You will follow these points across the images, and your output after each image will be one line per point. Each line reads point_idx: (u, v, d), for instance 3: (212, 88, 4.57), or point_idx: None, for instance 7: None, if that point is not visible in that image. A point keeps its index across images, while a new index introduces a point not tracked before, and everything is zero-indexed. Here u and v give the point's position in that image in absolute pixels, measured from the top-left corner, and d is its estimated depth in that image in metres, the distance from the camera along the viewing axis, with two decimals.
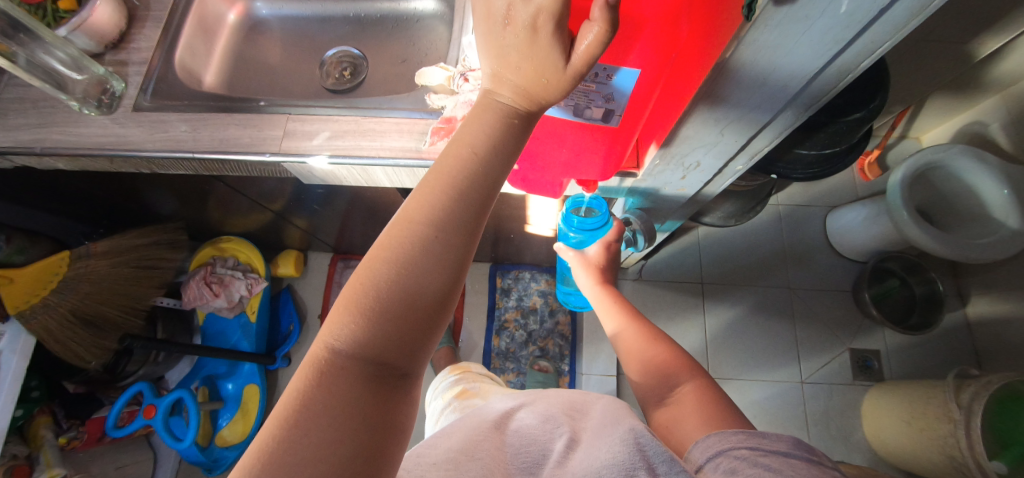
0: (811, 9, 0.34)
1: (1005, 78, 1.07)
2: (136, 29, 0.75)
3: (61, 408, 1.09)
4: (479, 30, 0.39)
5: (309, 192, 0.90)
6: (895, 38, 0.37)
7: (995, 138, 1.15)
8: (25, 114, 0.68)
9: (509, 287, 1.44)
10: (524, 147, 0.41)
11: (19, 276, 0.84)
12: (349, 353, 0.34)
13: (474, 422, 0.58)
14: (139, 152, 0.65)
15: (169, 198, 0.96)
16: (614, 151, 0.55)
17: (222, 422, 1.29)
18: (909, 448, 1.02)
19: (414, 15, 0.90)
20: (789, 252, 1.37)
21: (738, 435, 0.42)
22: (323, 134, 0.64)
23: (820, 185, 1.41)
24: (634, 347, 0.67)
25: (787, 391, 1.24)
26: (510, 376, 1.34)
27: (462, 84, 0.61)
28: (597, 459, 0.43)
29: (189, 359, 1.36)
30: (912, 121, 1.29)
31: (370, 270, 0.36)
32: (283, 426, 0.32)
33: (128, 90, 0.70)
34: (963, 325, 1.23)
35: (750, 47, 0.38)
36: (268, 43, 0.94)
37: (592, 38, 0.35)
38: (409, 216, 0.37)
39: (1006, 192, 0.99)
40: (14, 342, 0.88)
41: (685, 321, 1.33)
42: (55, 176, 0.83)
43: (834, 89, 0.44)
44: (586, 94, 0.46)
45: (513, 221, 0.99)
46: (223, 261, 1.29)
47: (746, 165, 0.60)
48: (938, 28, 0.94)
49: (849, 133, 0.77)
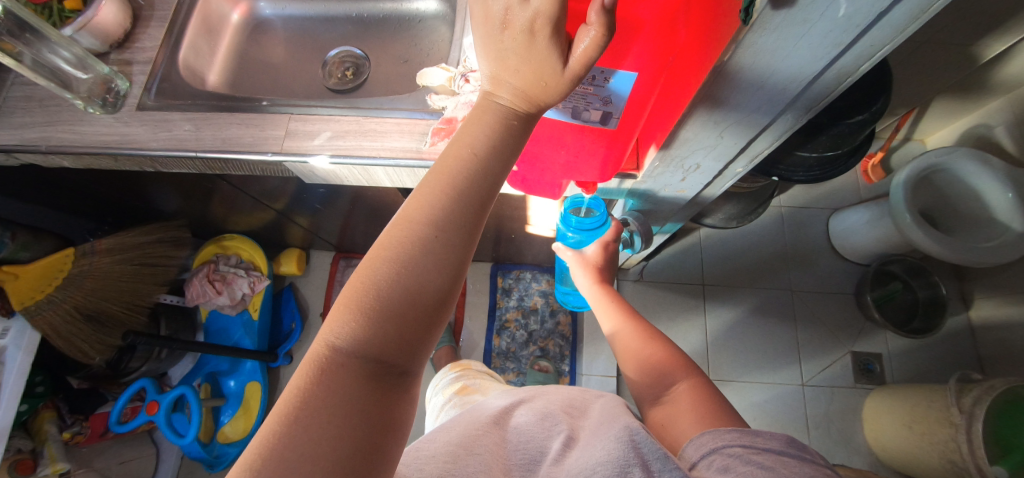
0: (810, 12, 0.34)
1: (1011, 81, 1.07)
2: (141, 29, 0.76)
3: (65, 403, 1.10)
4: (477, 33, 0.39)
5: (311, 191, 0.91)
6: (893, 42, 0.37)
7: (1000, 141, 1.15)
8: (31, 113, 0.68)
9: (509, 287, 1.44)
10: (523, 149, 0.41)
11: (25, 272, 0.86)
12: (349, 351, 0.35)
13: (473, 417, 0.58)
14: (142, 150, 0.66)
15: (173, 196, 0.96)
16: (613, 153, 0.55)
17: (223, 419, 1.31)
18: (910, 452, 1.01)
19: (416, 16, 0.90)
20: (791, 254, 1.37)
21: (732, 433, 0.42)
22: (324, 134, 0.65)
23: (822, 186, 1.40)
24: (631, 347, 0.67)
25: (787, 393, 1.24)
26: (511, 376, 1.35)
27: (463, 85, 0.61)
28: (592, 457, 0.43)
29: (191, 356, 1.38)
30: (917, 123, 1.29)
31: (370, 269, 0.36)
32: (283, 423, 0.32)
33: (133, 89, 0.70)
34: (966, 330, 1.22)
35: (749, 50, 0.38)
36: (272, 43, 0.95)
37: (588, 42, 0.35)
38: (408, 215, 0.37)
39: (1010, 196, 0.98)
40: (20, 338, 0.89)
41: (685, 322, 1.33)
42: (60, 173, 0.83)
43: (834, 92, 0.44)
44: (584, 96, 0.46)
45: (514, 221, 0.99)
46: (225, 258, 1.29)
47: (746, 167, 0.61)
48: (943, 30, 0.93)
49: (850, 136, 0.77)
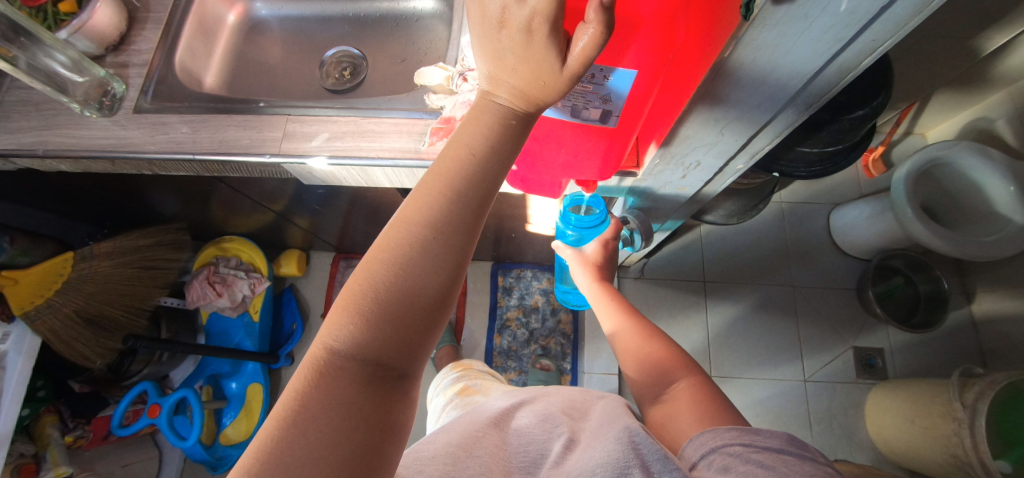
0: (811, 7, 0.34)
1: (1012, 74, 1.06)
2: (136, 31, 0.75)
3: (67, 408, 1.09)
4: (474, 33, 0.39)
5: (310, 192, 0.90)
6: (896, 36, 0.36)
7: (1001, 134, 1.14)
8: (27, 117, 0.68)
9: (510, 286, 1.44)
10: (522, 149, 0.41)
11: (25, 277, 0.86)
12: (347, 354, 0.34)
13: (473, 419, 0.58)
14: (140, 153, 0.65)
15: (172, 199, 0.96)
16: (613, 151, 0.54)
17: (226, 421, 1.31)
18: (913, 447, 1.01)
19: (414, 14, 0.90)
20: (792, 249, 1.36)
21: (732, 432, 0.42)
22: (322, 136, 0.64)
23: (823, 181, 1.40)
24: (631, 346, 0.66)
25: (789, 390, 1.24)
26: (512, 375, 1.35)
27: (462, 84, 0.61)
28: (592, 458, 0.43)
29: (194, 358, 1.36)
30: (919, 116, 1.28)
31: (368, 271, 0.36)
32: (281, 427, 0.32)
33: (130, 92, 0.70)
34: (969, 323, 1.22)
35: (749, 46, 0.38)
36: (269, 43, 0.94)
37: (587, 39, 0.35)
38: (407, 217, 0.37)
39: (1011, 189, 0.97)
40: (20, 343, 0.89)
41: (687, 319, 1.33)
42: (58, 177, 0.83)
43: (834, 88, 0.43)
44: (583, 95, 0.46)
45: (514, 220, 0.99)
46: (225, 260, 1.29)
47: (746, 164, 0.60)
48: (943, 23, 0.92)
49: (852, 130, 0.76)
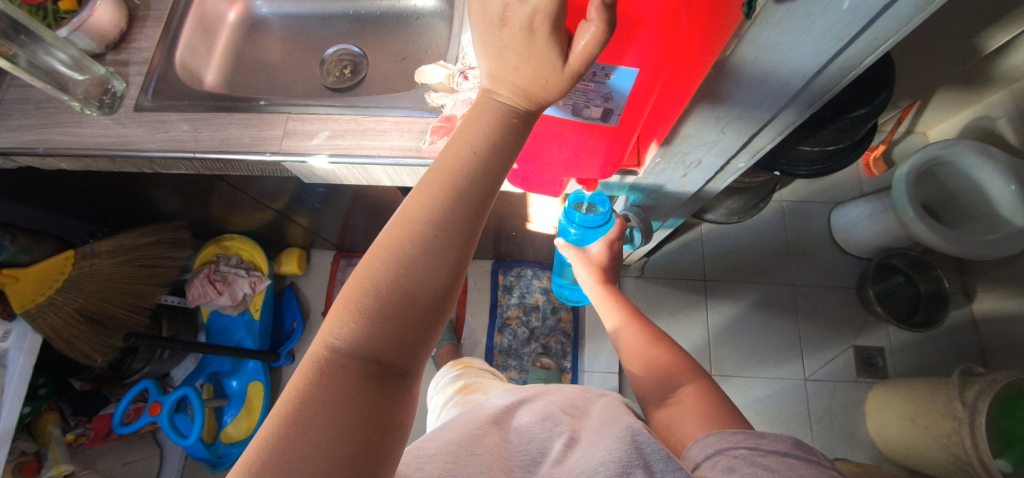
0: (813, 6, 0.34)
1: (1013, 73, 1.06)
2: (136, 29, 0.75)
3: (68, 405, 1.11)
4: (476, 31, 0.39)
5: (311, 190, 0.90)
6: (900, 33, 0.36)
7: (1002, 132, 1.14)
8: (27, 115, 0.68)
9: (511, 285, 1.44)
10: (523, 147, 0.41)
11: (25, 275, 0.86)
12: (348, 352, 0.34)
13: (472, 417, 0.58)
14: (140, 152, 0.65)
15: (173, 197, 0.96)
16: (614, 150, 0.54)
17: (227, 419, 1.31)
18: (913, 446, 1.01)
19: (414, 12, 0.90)
20: (793, 248, 1.36)
21: (738, 435, 0.42)
22: (323, 134, 0.64)
23: (824, 180, 1.40)
24: (635, 347, 0.66)
25: (789, 389, 1.24)
26: (513, 373, 1.35)
27: (462, 82, 0.61)
28: (593, 457, 0.43)
29: (195, 356, 1.38)
30: (919, 115, 1.28)
31: (369, 269, 0.36)
32: (282, 425, 0.32)
33: (130, 90, 0.70)
34: (969, 323, 1.22)
35: (751, 44, 0.38)
36: (269, 41, 0.94)
37: (588, 38, 0.35)
38: (408, 215, 0.37)
39: (1013, 188, 0.97)
40: (21, 340, 0.89)
41: (687, 317, 1.33)
42: (59, 175, 0.83)
43: (837, 86, 0.43)
44: (585, 93, 0.45)
45: (515, 218, 0.99)
46: (225, 258, 1.29)
47: (748, 163, 0.60)
48: (945, 22, 0.92)
49: (853, 129, 0.76)
